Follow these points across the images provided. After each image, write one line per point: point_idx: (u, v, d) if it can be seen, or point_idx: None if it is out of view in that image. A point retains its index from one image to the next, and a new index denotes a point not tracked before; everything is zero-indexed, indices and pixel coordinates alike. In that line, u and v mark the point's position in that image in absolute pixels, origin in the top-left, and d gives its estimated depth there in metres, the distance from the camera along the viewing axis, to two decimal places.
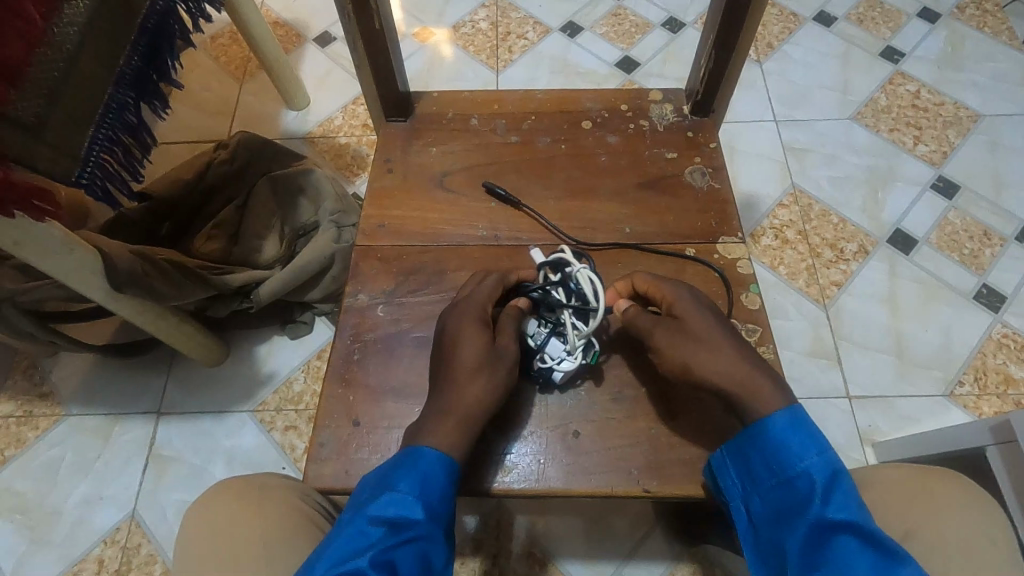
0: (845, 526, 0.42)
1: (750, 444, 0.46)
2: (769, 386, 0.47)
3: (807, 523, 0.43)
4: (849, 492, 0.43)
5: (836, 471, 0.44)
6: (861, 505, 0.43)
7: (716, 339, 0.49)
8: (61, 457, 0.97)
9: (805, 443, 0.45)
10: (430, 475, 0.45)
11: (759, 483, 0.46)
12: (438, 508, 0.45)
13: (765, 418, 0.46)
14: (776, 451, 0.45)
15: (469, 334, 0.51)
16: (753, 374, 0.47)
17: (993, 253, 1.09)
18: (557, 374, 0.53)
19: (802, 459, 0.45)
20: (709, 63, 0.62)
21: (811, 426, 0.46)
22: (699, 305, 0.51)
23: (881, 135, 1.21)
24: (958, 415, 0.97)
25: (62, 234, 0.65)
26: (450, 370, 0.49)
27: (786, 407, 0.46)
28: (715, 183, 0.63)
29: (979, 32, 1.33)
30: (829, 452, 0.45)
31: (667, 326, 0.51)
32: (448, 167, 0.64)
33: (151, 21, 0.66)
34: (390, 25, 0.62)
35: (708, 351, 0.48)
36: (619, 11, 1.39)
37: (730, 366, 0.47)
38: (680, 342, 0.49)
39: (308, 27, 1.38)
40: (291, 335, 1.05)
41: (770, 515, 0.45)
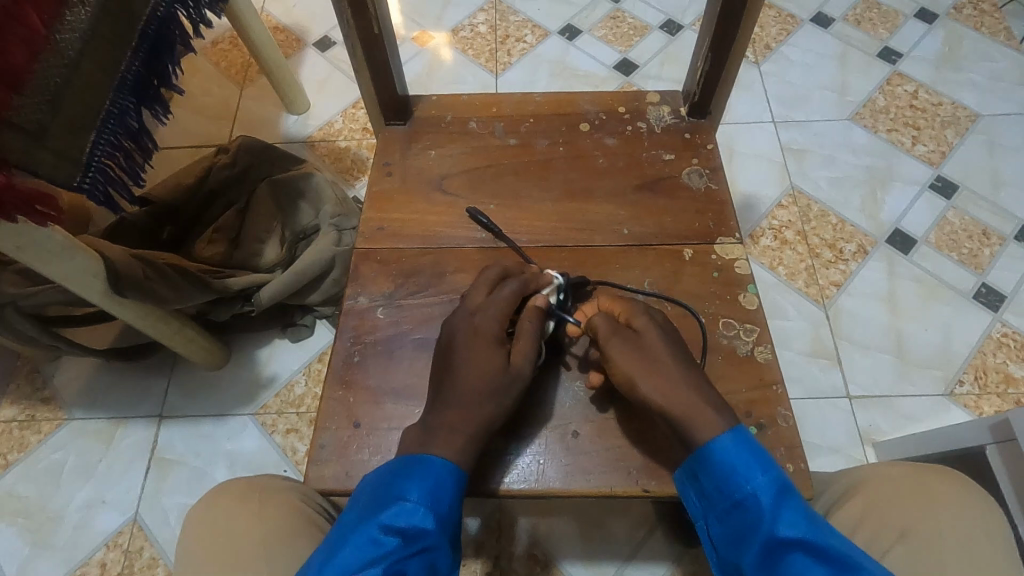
0: (796, 541, 0.42)
1: (699, 468, 0.46)
2: (714, 412, 0.47)
3: (759, 542, 0.43)
4: (798, 508, 0.44)
5: (782, 488, 0.44)
6: (809, 518, 0.43)
7: (667, 366, 0.49)
8: (63, 461, 0.97)
9: (749, 463, 0.45)
10: (442, 483, 0.46)
11: (712, 504, 0.46)
12: (447, 518, 0.46)
13: (708, 442, 0.46)
14: (722, 472, 0.45)
15: (481, 353, 0.50)
16: (702, 403, 0.47)
17: (992, 253, 1.09)
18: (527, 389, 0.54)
19: (749, 480, 0.45)
20: (705, 65, 0.62)
21: (752, 444, 0.46)
22: (659, 329, 0.51)
23: (879, 135, 1.22)
24: (958, 414, 0.97)
25: (64, 237, 0.66)
26: (469, 346, 0.50)
27: (729, 428, 0.46)
28: (712, 185, 0.63)
29: (976, 32, 1.34)
30: (774, 470, 0.45)
31: (623, 337, 0.51)
32: (446, 169, 0.65)
33: (152, 28, 0.66)
34: (389, 30, 0.62)
35: (658, 373, 0.49)
36: (617, 14, 1.40)
37: (675, 395, 0.48)
38: (635, 366, 0.49)
39: (307, 32, 1.39)
40: (293, 338, 1.05)
41: (727, 534, 0.45)
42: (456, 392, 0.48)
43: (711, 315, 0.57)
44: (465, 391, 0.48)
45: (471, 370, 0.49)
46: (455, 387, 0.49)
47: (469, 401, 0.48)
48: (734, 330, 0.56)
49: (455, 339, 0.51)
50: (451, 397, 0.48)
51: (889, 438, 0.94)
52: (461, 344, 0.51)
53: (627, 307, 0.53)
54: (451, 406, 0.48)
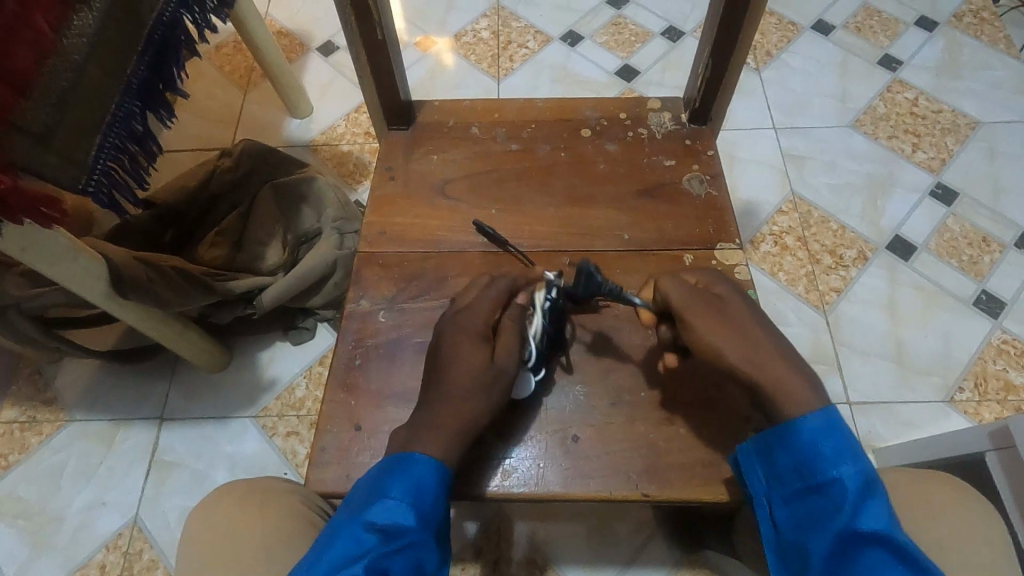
0: (874, 536, 0.41)
1: (778, 446, 0.46)
2: (801, 384, 0.46)
3: (834, 529, 0.43)
4: (881, 502, 0.43)
5: (869, 480, 0.43)
6: (890, 515, 0.42)
7: (750, 330, 0.48)
8: (64, 462, 0.98)
9: (839, 449, 0.44)
10: (424, 480, 0.46)
11: (785, 484, 0.46)
12: (429, 515, 0.46)
13: (798, 420, 0.45)
14: (807, 454, 0.45)
15: (465, 350, 0.50)
16: (788, 370, 0.46)
17: (992, 259, 1.10)
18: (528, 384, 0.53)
19: (835, 467, 0.44)
20: (706, 72, 0.63)
21: (845, 432, 0.45)
22: (737, 297, 0.51)
23: (880, 142, 1.22)
24: (958, 421, 0.97)
25: (67, 240, 0.66)
26: (453, 342, 0.51)
27: (821, 409, 0.45)
28: (712, 191, 0.64)
29: (976, 40, 1.34)
30: (863, 459, 0.44)
31: (704, 302, 0.50)
32: (449, 174, 0.65)
33: (157, 33, 0.67)
34: (393, 36, 0.63)
35: (743, 338, 0.47)
36: (619, 20, 1.40)
37: (762, 360, 0.46)
38: (718, 326, 0.48)
39: (311, 37, 1.40)
40: (294, 341, 1.05)
41: (796, 517, 0.45)
42: (447, 387, 0.49)
43: None
44: (452, 387, 0.48)
45: (460, 367, 0.49)
46: (447, 382, 0.49)
47: (461, 397, 0.48)
48: None
49: (443, 336, 0.51)
50: (442, 393, 0.49)
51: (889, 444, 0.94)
52: (445, 341, 0.51)
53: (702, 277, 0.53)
54: (443, 402, 0.48)
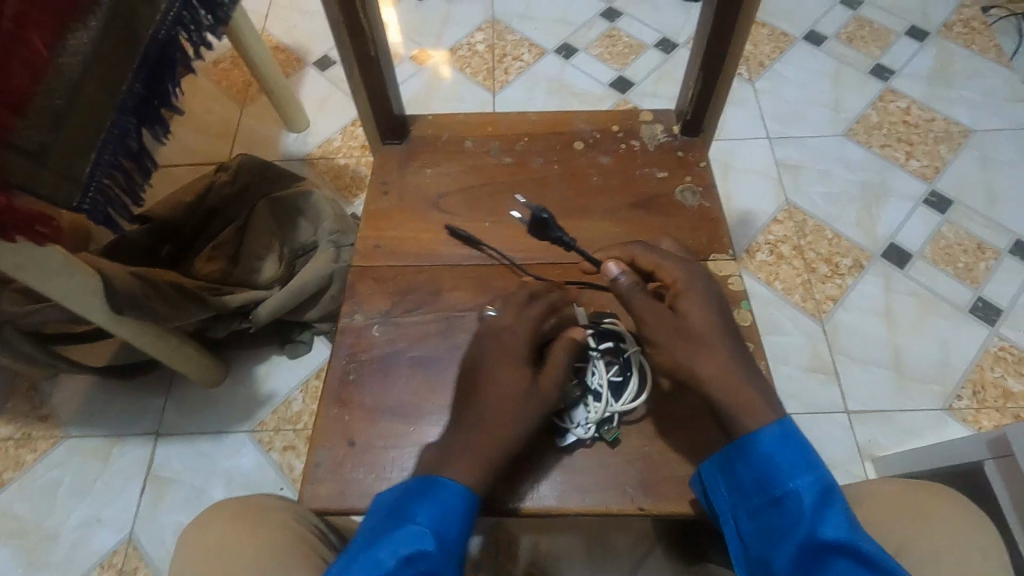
0: (837, 545, 0.41)
1: (738, 459, 0.46)
2: (761, 402, 0.46)
3: (798, 540, 0.42)
4: (840, 512, 0.43)
5: (827, 490, 0.43)
6: (851, 524, 0.42)
7: (715, 351, 0.47)
8: (60, 479, 0.97)
9: (794, 460, 0.45)
10: (451, 508, 0.45)
11: (748, 500, 0.46)
12: (453, 544, 0.45)
13: (754, 432, 0.46)
14: (765, 465, 0.45)
15: (508, 374, 0.48)
16: (748, 392, 0.46)
17: (987, 266, 1.10)
18: (570, 436, 0.52)
19: (792, 478, 0.44)
20: (697, 85, 0.63)
21: (802, 443, 0.45)
22: (706, 309, 0.49)
23: (873, 151, 1.23)
24: (958, 429, 0.96)
25: (63, 257, 0.66)
26: (499, 367, 0.49)
27: (775, 421, 0.46)
28: (705, 202, 0.64)
29: (967, 49, 1.36)
30: (820, 469, 0.44)
31: (664, 317, 0.49)
32: (442, 188, 0.65)
33: (153, 50, 0.65)
34: (386, 52, 0.63)
35: (710, 362, 0.47)
36: (613, 32, 1.42)
37: (730, 383, 0.46)
38: (674, 345, 0.48)
39: (308, 52, 1.41)
40: (291, 355, 1.05)
41: (762, 531, 0.45)
42: (485, 410, 0.47)
43: None
44: (488, 411, 0.47)
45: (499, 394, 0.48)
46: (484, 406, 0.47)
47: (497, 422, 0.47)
48: None
49: (489, 359, 0.50)
50: (478, 415, 0.47)
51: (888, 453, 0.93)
52: (495, 362, 0.49)
53: (677, 278, 0.51)
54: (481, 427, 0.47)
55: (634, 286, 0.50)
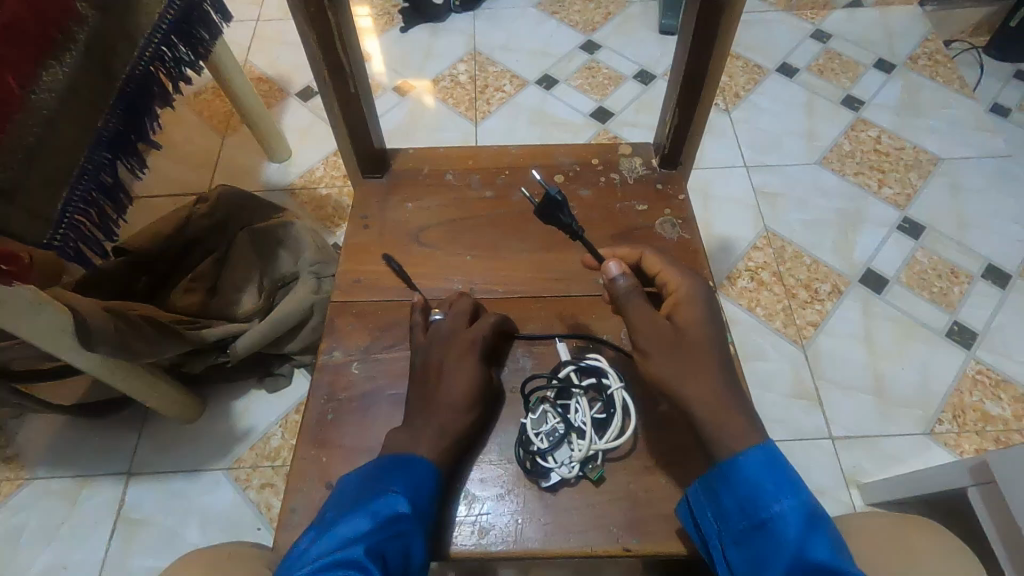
0: (824, 570, 0.41)
1: (722, 483, 0.45)
2: (746, 424, 0.46)
3: (785, 566, 0.42)
4: (823, 536, 0.42)
5: (811, 514, 0.43)
6: (834, 547, 0.42)
7: (706, 364, 0.47)
8: (24, 523, 0.93)
9: (778, 484, 0.44)
10: (423, 475, 0.47)
11: (731, 525, 0.45)
12: (425, 509, 0.46)
13: (738, 455, 0.45)
14: (750, 489, 0.44)
15: (463, 364, 0.52)
16: (733, 410, 0.46)
17: (961, 291, 1.12)
18: (553, 475, 0.51)
19: (776, 501, 0.44)
20: (674, 120, 0.64)
21: (783, 466, 0.45)
22: (705, 327, 0.50)
23: (847, 179, 1.26)
24: (940, 454, 0.97)
25: (32, 293, 0.64)
26: (456, 358, 0.52)
27: (758, 444, 0.45)
28: (685, 234, 0.65)
29: (932, 80, 1.41)
30: (803, 492, 0.44)
31: (662, 327, 0.49)
32: (424, 222, 0.65)
33: (130, 86, 0.67)
34: (366, 88, 0.63)
35: (699, 373, 0.47)
36: (592, 64, 1.45)
37: (713, 399, 0.46)
38: (672, 356, 0.48)
39: (291, 83, 1.41)
40: (270, 388, 1.03)
41: (747, 557, 0.44)
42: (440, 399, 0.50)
43: None
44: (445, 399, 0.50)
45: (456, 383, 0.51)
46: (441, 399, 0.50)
47: (458, 413, 0.50)
48: None
49: (440, 359, 0.53)
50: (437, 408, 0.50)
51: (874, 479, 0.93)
52: (448, 358, 0.52)
53: (680, 292, 0.53)
54: (438, 414, 0.50)
55: (636, 292, 0.51)
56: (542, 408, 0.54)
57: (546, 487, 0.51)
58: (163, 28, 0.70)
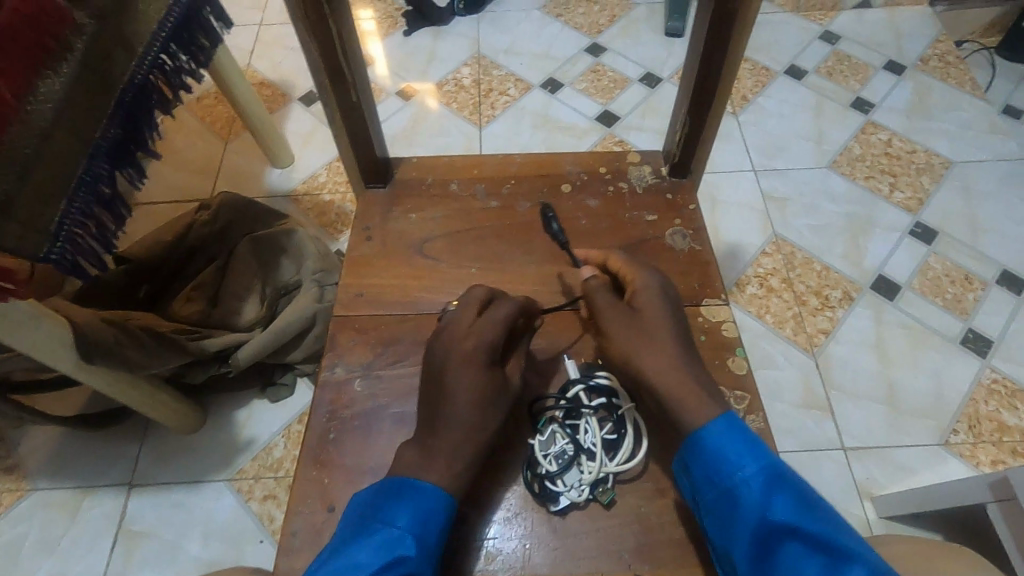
0: (788, 529, 0.41)
1: (690, 455, 0.46)
2: (704, 396, 0.47)
3: (752, 528, 0.42)
4: (786, 497, 0.42)
5: (773, 477, 0.43)
6: (797, 506, 0.42)
7: (661, 339, 0.49)
8: (24, 535, 0.92)
9: (741, 451, 0.44)
10: (432, 511, 0.45)
11: (703, 497, 0.45)
12: (433, 548, 0.44)
13: (699, 427, 0.46)
14: (716, 459, 0.45)
15: (471, 373, 0.49)
16: (688, 381, 0.47)
17: (975, 297, 1.10)
18: (563, 498, 0.49)
19: (739, 468, 0.44)
20: (684, 129, 0.63)
21: (746, 433, 0.45)
22: (663, 307, 0.51)
23: (857, 183, 1.24)
24: (956, 466, 0.95)
25: (30, 308, 0.64)
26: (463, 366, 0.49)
27: (719, 415, 0.46)
28: (695, 245, 0.63)
29: (943, 82, 1.39)
30: (769, 458, 0.44)
31: (623, 310, 0.52)
32: (427, 233, 0.64)
33: (128, 95, 0.66)
34: (368, 96, 0.62)
35: (653, 350, 0.49)
36: (598, 67, 1.43)
37: (668, 372, 0.48)
38: (632, 336, 0.50)
39: (293, 87, 1.40)
40: (272, 398, 1.02)
41: (719, 524, 0.44)
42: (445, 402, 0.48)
43: None
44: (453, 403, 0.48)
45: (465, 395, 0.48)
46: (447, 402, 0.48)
47: (469, 426, 0.48)
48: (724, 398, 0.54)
49: (447, 359, 0.50)
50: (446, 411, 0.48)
51: (888, 491, 0.91)
52: (453, 363, 0.50)
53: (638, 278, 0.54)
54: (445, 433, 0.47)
55: (602, 285, 0.53)
56: (551, 429, 0.52)
57: (556, 511, 0.50)
58: (163, 35, 0.69)
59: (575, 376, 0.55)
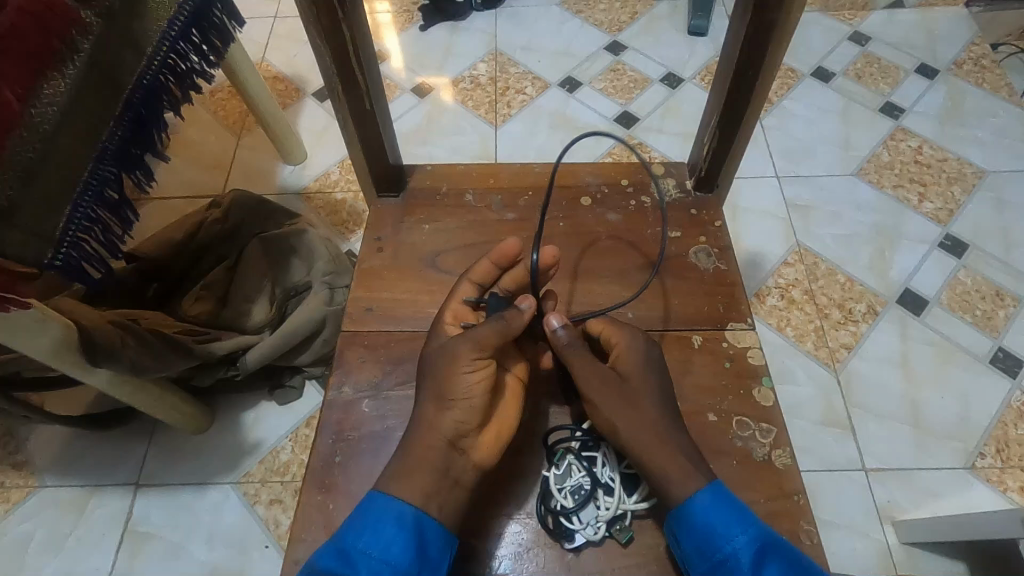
0: None
1: (677, 528, 0.45)
2: (689, 467, 0.45)
3: None
4: (776, 566, 0.42)
5: (763, 546, 0.43)
6: (787, 574, 0.42)
7: (643, 402, 0.48)
8: (31, 533, 0.92)
9: (729, 522, 0.44)
10: (383, 521, 0.44)
11: (693, 568, 0.44)
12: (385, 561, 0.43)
13: (687, 501, 0.44)
14: (704, 534, 0.44)
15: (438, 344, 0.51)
16: (676, 454, 0.46)
17: (1006, 314, 1.06)
18: (580, 536, 0.48)
19: (729, 540, 0.43)
20: (712, 141, 0.59)
21: (731, 501, 0.44)
22: (645, 372, 0.50)
23: (885, 192, 1.20)
24: (982, 491, 0.91)
25: (35, 311, 0.61)
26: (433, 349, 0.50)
27: (706, 485, 0.45)
28: (721, 264, 0.60)
29: (978, 87, 1.33)
30: (753, 527, 0.44)
31: (605, 376, 0.49)
32: (441, 246, 0.62)
33: (136, 96, 0.65)
34: (383, 103, 0.60)
35: (639, 420, 0.47)
36: (617, 66, 1.40)
37: (656, 443, 0.46)
38: (614, 401, 0.48)
39: (307, 83, 1.38)
40: (280, 401, 1.00)
41: None
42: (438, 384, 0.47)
43: (724, 414, 0.53)
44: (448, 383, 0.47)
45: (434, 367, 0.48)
46: (446, 386, 0.47)
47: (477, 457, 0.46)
48: (751, 431, 0.52)
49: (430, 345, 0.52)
50: (436, 405, 0.47)
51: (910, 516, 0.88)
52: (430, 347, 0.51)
53: (620, 343, 0.51)
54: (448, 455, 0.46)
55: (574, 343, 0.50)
56: (567, 462, 0.50)
57: (572, 548, 0.47)
58: (173, 34, 0.68)
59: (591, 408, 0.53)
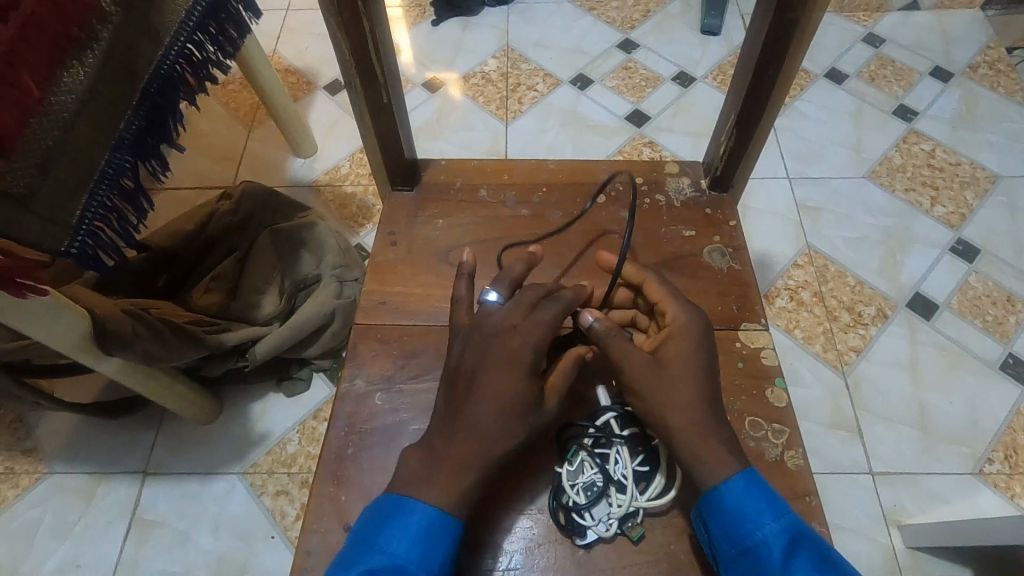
0: None
1: (709, 510, 0.45)
2: (719, 459, 0.45)
3: None
4: (805, 559, 0.42)
5: (794, 536, 0.43)
6: (818, 568, 0.42)
7: (683, 388, 0.46)
8: (40, 519, 0.92)
9: (760, 508, 0.43)
10: (431, 533, 0.43)
11: (721, 551, 0.44)
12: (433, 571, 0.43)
13: (719, 484, 0.44)
14: (733, 518, 0.44)
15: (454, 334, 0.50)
16: (708, 443, 0.45)
17: (1017, 320, 1.05)
18: (590, 534, 0.48)
19: (760, 526, 0.43)
20: (729, 141, 0.59)
21: (763, 489, 0.44)
22: (694, 357, 0.48)
23: (897, 195, 1.19)
24: (990, 496, 0.91)
25: (50, 298, 0.62)
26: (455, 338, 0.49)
27: (741, 471, 0.45)
28: (735, 264, 0.60)
29: (992, 91, 1.32)
30: (787, 516, 0.43)
31: (645, 358, 0.48)
32: (454, 240, 0.62)
33: (154, 85, 0.65)
34: (399, 97, 0.60)
35: (676, 406, 0.46)
36: (629, 64, 1.39)
37: (691, 429, 0.45)
38: (649, 385, 0.47)
39: (318, 75, 1.38)
40: (288, 392, 1.01)
41: None
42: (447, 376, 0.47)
43: (737, 413, 0.53)
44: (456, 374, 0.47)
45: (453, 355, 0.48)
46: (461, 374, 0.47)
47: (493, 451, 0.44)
48: (764, 430, 0.52)
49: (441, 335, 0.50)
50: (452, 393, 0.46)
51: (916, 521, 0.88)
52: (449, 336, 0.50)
53: (676, 321, 0.50)
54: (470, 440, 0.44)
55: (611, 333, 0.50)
56: (580, 458, 0.50)
57: (582, 543, 0.48)
58: (191, 24, 0.68)
59: (603, 402, 0.52)
